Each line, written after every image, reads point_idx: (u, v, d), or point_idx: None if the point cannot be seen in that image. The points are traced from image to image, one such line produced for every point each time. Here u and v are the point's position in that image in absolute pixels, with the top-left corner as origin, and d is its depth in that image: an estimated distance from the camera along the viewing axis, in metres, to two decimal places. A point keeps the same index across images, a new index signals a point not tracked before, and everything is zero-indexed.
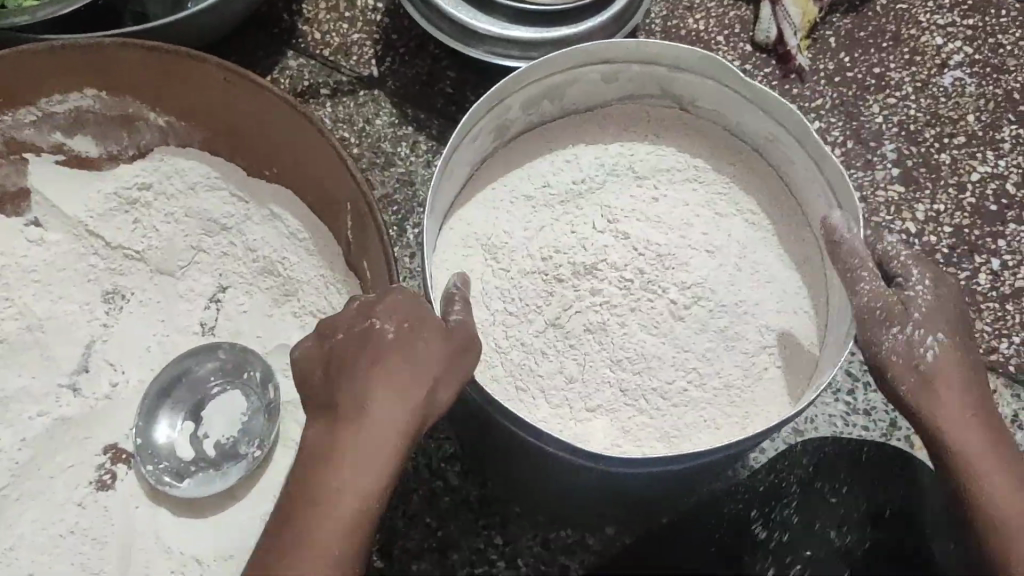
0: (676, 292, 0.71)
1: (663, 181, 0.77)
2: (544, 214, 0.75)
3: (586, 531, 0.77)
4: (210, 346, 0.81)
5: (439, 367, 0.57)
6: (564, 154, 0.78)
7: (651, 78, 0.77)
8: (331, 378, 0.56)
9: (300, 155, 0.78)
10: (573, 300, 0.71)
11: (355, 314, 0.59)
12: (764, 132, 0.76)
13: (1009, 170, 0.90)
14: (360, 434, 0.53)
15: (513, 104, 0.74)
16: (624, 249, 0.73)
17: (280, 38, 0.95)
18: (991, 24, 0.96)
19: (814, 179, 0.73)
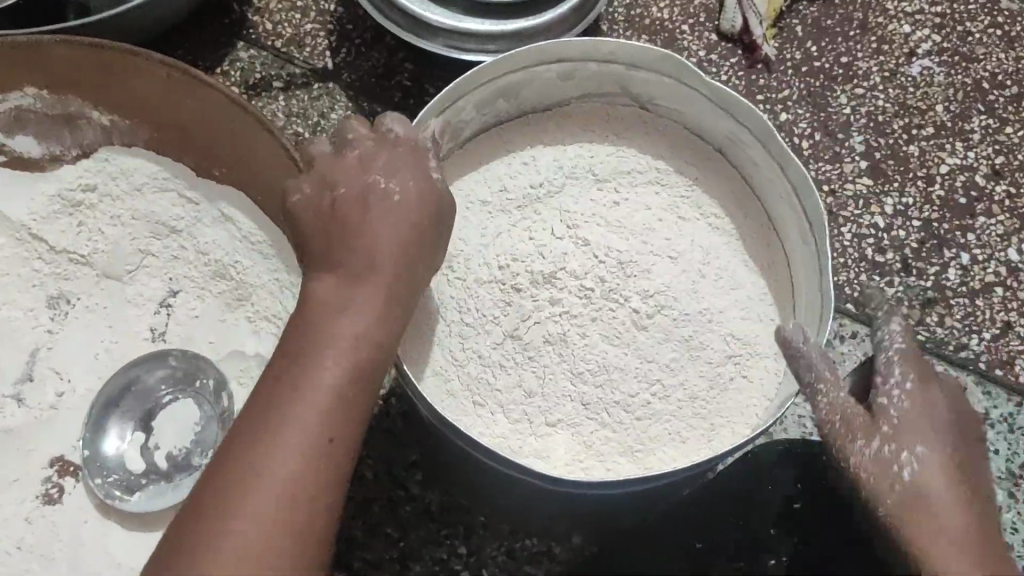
0: (638, 301, 0.69)
1: (624, 184, 0.74)
2: (502, 220, 0.73)
3: (551, 540, 0.75)
4: (160, 354, 0.78)
5: (431, 220, 0.63)
6: (520, 158, 0.76)
7: (609, 76, 0.74)
8: (333, 229, 0.62)
9: (250, 154, 0.74)
10: (532, 310, 0.69)
11: (354, 166, 0.64)
12: (725, 133, 0.74)
13: (978, 161, 0.89)
14: (369, 263, 0.61)
15: (468, 104, 0.72)
16: (583, 256, 0.71)
17: (231, 29, 0.91)
18: (959, 11, 0.93)
19: (777, 181, 0.71)
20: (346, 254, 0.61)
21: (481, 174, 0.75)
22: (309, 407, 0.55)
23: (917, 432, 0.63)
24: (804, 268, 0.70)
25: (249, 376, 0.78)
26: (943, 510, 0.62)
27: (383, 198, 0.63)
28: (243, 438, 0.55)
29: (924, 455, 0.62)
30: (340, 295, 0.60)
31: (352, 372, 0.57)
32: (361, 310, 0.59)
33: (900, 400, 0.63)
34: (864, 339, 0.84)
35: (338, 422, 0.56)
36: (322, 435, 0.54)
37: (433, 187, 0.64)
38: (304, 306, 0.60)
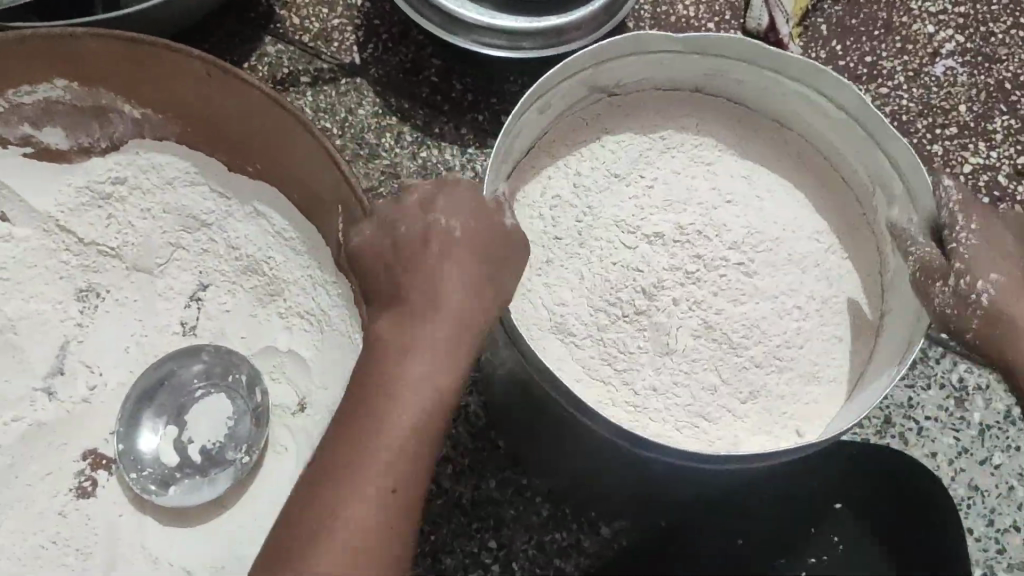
0: (734, 256, 0.72)
1: (648, 169, 0.76)
2: (574, 216, 0.74)
3: (580, 534, 0.76)
4: (194, 349, 0.79)
5: (498, 256, 0.62)
6: (588, 161, 0.76)
7: (581, 85, 0.74)
8: (393, 267, 0.61)
9: (287, 152, 0.74)
10: (665, 322, 0.70)
11: (415, 207, 0.62)
12: (791, 100, 0.76)
13: (1001, 161, 0.90)
14: (432, 306, 0.59)
15: (545, 103, 0.72)
16: (665, 251, 0.72)
17: (258, 24, 0.91)
18: (982, 12, 0.94)
19: (781, 90, 0.75)
20: (410, 297, 0.59)
21: (552, 166, 0.76)
22: (369, 460, 0.55)
23: (991, 259, 0.66)
24: (855, 161, 0.75)
25: (281, 372, 0.79)
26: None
27: (446, 239, 0.60)
28: (314, 496, 0.55)
29: (998, 281, 0.65)
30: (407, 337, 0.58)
31: (416, 416, 0.56)
32: (425, 354, 0.57)
33: (967, 237, 0.66)
34: None
35: (389, 481, 0.55)
36: (380, 488, 0.54)
37: (494, 225, 0.62)
38: (371, 354, 0.59)
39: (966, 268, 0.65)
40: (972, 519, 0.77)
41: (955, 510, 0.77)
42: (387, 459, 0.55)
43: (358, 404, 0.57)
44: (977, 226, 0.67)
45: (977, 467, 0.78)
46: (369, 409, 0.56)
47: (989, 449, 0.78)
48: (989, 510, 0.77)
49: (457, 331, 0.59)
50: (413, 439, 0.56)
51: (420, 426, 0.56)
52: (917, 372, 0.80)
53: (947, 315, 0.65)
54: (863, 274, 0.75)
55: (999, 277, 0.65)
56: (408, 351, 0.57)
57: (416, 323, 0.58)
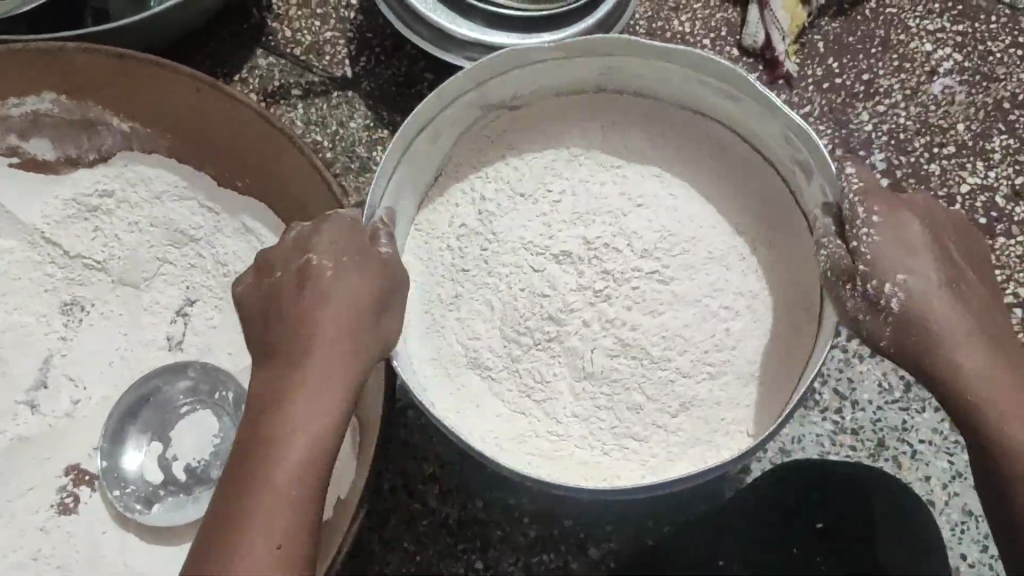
0: (647, 268, 0.68)
1: (557, 182, 0.72)
2: (478, 244, 0.72)
3: (568, 556, 0.75)
4: (180, 365, 0.78)
5: (378, 285, 0.60)
6: (495, 181, 0.73)
7: (467, 109, 0.71)
8: (274, 319, 0.59)
9: (274, 167, 0.74)
10: (578, 344, 0.68)
11: (291, 249, 0.61)
12: (685, 84, 0.70)
13: (999, 181, 0.89)
14: (310, 352, 0.56)
15: (434, 125, 0.69)
16: (577, 264, 0.69)
17: (251, 35, 0.90)
18: (980, 31, 0.93)
19: (679, 83, 0.70)
20: (291, 344, 0.57)
21: (458, 194, 0.74)
22: (261, 514, 0.52)
23: (901, 256, 0.59)
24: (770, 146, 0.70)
25: None
26: (957, 345, 0.58)
27: (319, 277, 0.58)
28: (207, 556, 0.51)
29: (908, 283, 0.59)
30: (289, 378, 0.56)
31: (308, 450, 0.54)
32: (307, 390, 0.55)
33: (870, 234, 0.60)
34: (882, 358, 0.79)
35: (286, 532, 0.52)
36: (270, 540, 0.51)
37: (371, 262, 0.60)
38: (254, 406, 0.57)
39: (872, 271, 0.59)
40: (963, 545, 0.76)
41: (946, 535, 0.76)
42: (275, 511, 0.52)
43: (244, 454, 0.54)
44: (883, 218, 0.60)
45: (971, 492, 0.77)
46: (254, 464, 0.53)
47: None
48: (982, 536, 0.76)
49: (339, 365, 0.56)
50: (311, 470, 0.54)
51: (316, 457, 0.54)
52: (913, 395, 0.78)
53: (852, 317, 0.62)
54: (788, 282, 0.70)
55: (910, 277, 0.59)
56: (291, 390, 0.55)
57: (297, 365, 0.56)
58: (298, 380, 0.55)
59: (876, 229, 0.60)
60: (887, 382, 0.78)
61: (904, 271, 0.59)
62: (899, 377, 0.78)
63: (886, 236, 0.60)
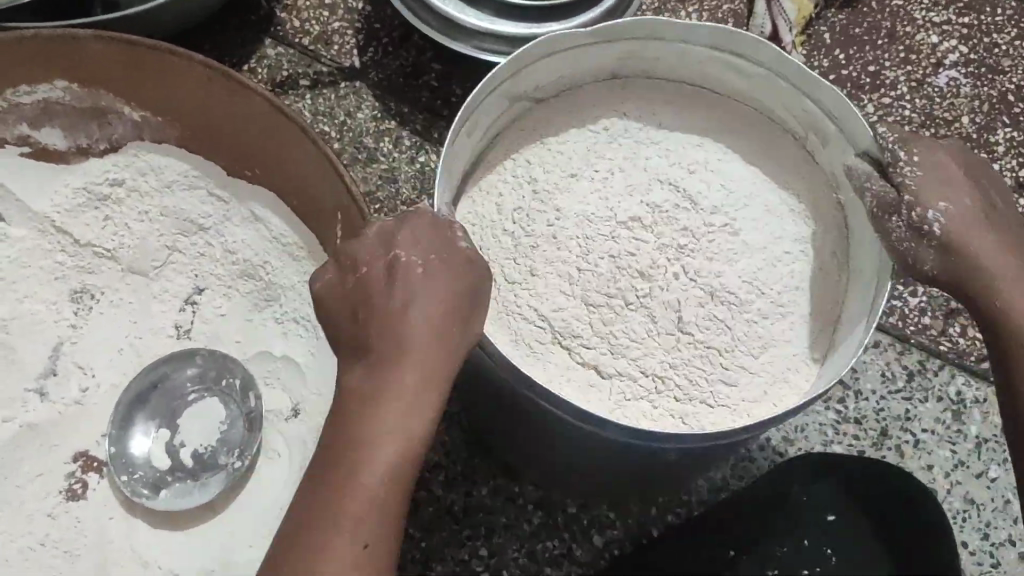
0: (710, 230, 0.68)
1: (617, 156, 0.72)
2: (543, 220, 0.68)
3: (573, 543, 0.75)
4: (187, 352, 0.78)
5: (473, 287, 0.55)
6: (541, 163, 0.71)
7: (502, 99, 0.69)
8: (357, 321, 0.54)
9: (283, 155, 0.74)
10: (662, 300, 0.65)
11: (376, 245, 0.55)
12: (704, 64, 0.72)
13: (1003, 174, 0.89)
14: (398, 363, 0.52)
15: (475, 121, 0.67)
16: (656, 224, 0.68)
17: (259, 26, 0.91)
18: (986, 23, 0.94)
19: (697, 59, 0.71)
20: (376, 352, 0.53)
21: (499, 181, 0.71)
22: (336, 536, 0.49)
23: (935, 184, 0.61)
24: (778, 103, 0.72)
25: (276, 377, 0.78)
26: (985, 267, 0.59)
27: (408, 278, 0.54)
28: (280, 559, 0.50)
29: (947, 209, 0.60)
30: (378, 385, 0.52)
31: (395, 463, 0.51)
32: (399, 400, 0.51)
33: (912, 168, 0.61)
34: (885, 348, 0.80)
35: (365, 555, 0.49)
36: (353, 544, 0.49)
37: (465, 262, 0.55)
38: (340, 412, 0.53)
39: (912, 200, 0.61)
40: (965, 532, 0.76)
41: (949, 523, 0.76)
42: (355, 526, 0.49)
43: (330, 461, 0.51)
44: (921, 156, 0.62)
45: (973, 481, 0.77)
46: (336, 482, 0.50)
47: (985, 463, 0.78)
48: (984, 524, 0.76)
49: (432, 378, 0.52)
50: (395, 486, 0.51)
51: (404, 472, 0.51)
52: (915, 385, 0.79)
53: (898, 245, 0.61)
54: (839, 246, 0.70)
55: (948, 205, 0.60)
56: (385, 399, 0.51)
57: (390, 375, 0.52)
58: (381, 395, 0.52)
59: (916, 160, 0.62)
60: (891, 371, 0.80)
61: (945, 203, 0.60)
62: (902, 366, 0.80)
63: (925, 162, 0.62)
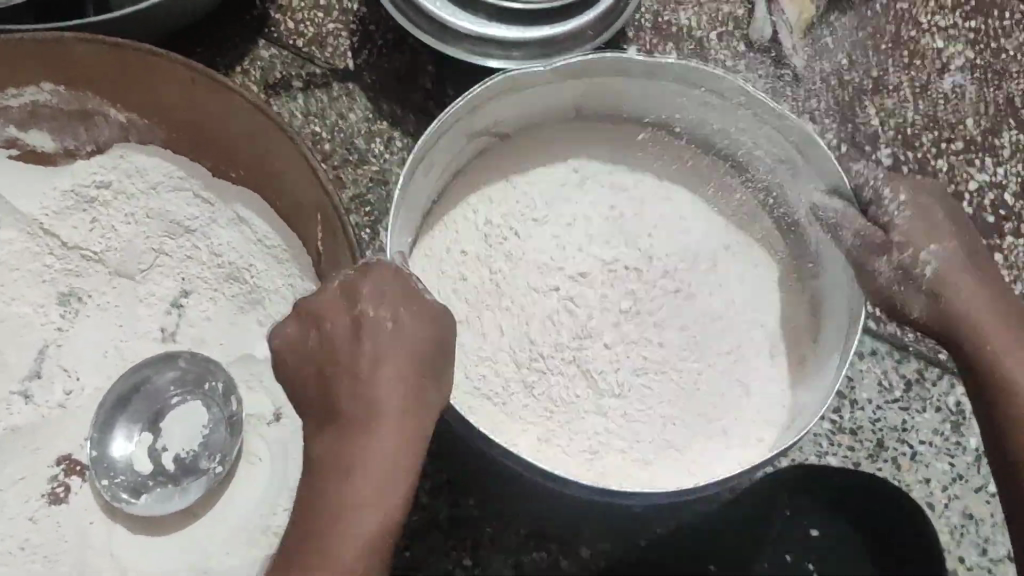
0: (654, 262, 0.69)
1: (574, 196, 0.72)
2: (485, 272, 0.69)
3: (560, 554, 0.73)
4: (170, 355, 0.77)
5: (436, 340, 0.57)
6: (490, 206, 0.71)
7: (460, 133, 0.68)
8: (323, 378, 0.56)
9: (267, 158, 0.74)
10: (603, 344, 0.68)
11: (337, 305, 0.56)
12: (660, 95, 0.71)
13: (1007, 179, 0.87)
14: (372, 425, 0.55)
15: (437, 156, 0.67)
16: (606, 269, 0.69)
17: (251, 27, 0.89)
18: (993, 27, 0.91)
19: (656, 97, 0.71)
20: (349, 412, 0.55)
21: (460, 218, 0.71)
22: None
23: (930, 234, 0.62)
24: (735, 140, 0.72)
25: (260, 379, 0.77)
26: (969, 334, 0.61)
27: (377, 339, 0.56)
28: None
29: (937, 253, 0.61)
30: (355, 443, 0.55)
31: (380, 511, 0.55)
32: (379, 458, 0.54)
33: (900, 212, 0.63)
34: (884, 356, 0.78)
35: None
36: None
37: (430, 318, 0.58)
38: (317, 466, 0.56)
39: (901, 243, 0.62)
40: (963, 546, 0.75)
41: (948, 538, 0.75)
42: None
43: (316, 515, 0.55)
44: (908, 200, 0.63)
45: (973, 495, 0.75)
46: (324, 541, 0.54)
47: (985, 476, 0.76)
48: (983, 539, 0.75)
49: (406, 432, 0.56)
50: (383, 528, 0.54)
51: (391, 514, 0.55)
52: (913, 395, 0.77)
53: (887, 292, 0.63)
54: (778, 289, 0.73)
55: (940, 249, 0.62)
56: (367, 458, 0.54)
57: (370, 433, 0.55)
58: (357, 453, 0.54)
59: (903, 204, 0.63)
60: (888, 381, 0.77)
61: (940, 247, 0.62)
62: (900, 376, 0.77)
63: (920, 207, 0.63)
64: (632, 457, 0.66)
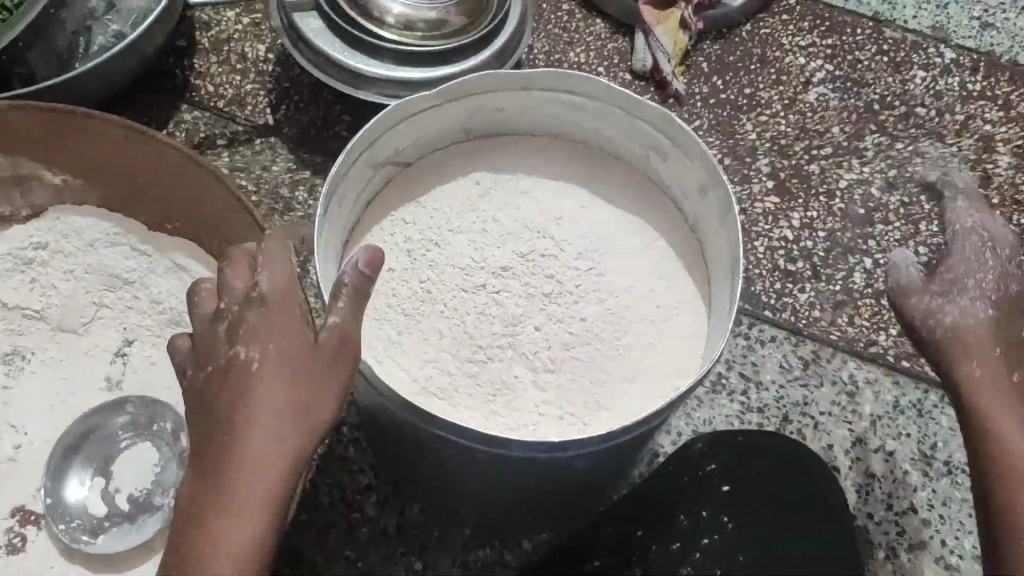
0: (568, 251, 0.71)
1: (487, 205, 0.73)
2: (408, 274, 0.69)
3: (502, 548, 0.78)
4: (118, 401, 0.80)
5: (318, 368, 0.53)
6: (409, 222, 0.72)
7: (372, 160, 0.70)
8: (204, 410, 0.53)
9: (197, 205, 0.79)
10: (526, 320, 0.67)
11: (222, 338, 0.54)
12: (544, 108, 0.73)
13: (873, 175, 0.96)
14: (237, 451, 0.50)
15: (348, 189, 0.68)
16: (525, 262, 0.70)
17: (172, 93, 0.96)
18: (847, 43, 1.03)
19: (558, 111, 0.74)
20: (221, 438, 0.51)
21: (379, 242, 0.71)
22: None
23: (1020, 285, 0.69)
24: (630, 145, 0.74)
25: None
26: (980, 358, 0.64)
27: (248, 368, 0.52)
28: None
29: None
30: (213, 473, 0.51)
31: (249, 541, 0.50)
32: (236, 487, 0.50)
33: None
34: (782, 341, 0.87)
35: None
36: None
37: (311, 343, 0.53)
38: (185, 498, 0.52)
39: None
40: (869, 504, 0.80)
41: (856, 497, 0.81)
42: None
43: (177, 546, 0.51)
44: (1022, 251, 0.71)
45: (872, 456, 0.82)
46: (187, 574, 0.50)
47: (882, 438, 0.83)
48: (886, 495, 0.81)
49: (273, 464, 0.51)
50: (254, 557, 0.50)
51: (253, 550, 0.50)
52: (811, 372, 0.85)
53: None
54: (667, 241, 0.73)
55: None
56: (218, 488, 0.50)
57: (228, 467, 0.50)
58: (225, 479, 0.50)
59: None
60: (787, 362, 0.86)
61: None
62: (798, 357, 0.86)
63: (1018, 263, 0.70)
64: (569, 423, 0.63)
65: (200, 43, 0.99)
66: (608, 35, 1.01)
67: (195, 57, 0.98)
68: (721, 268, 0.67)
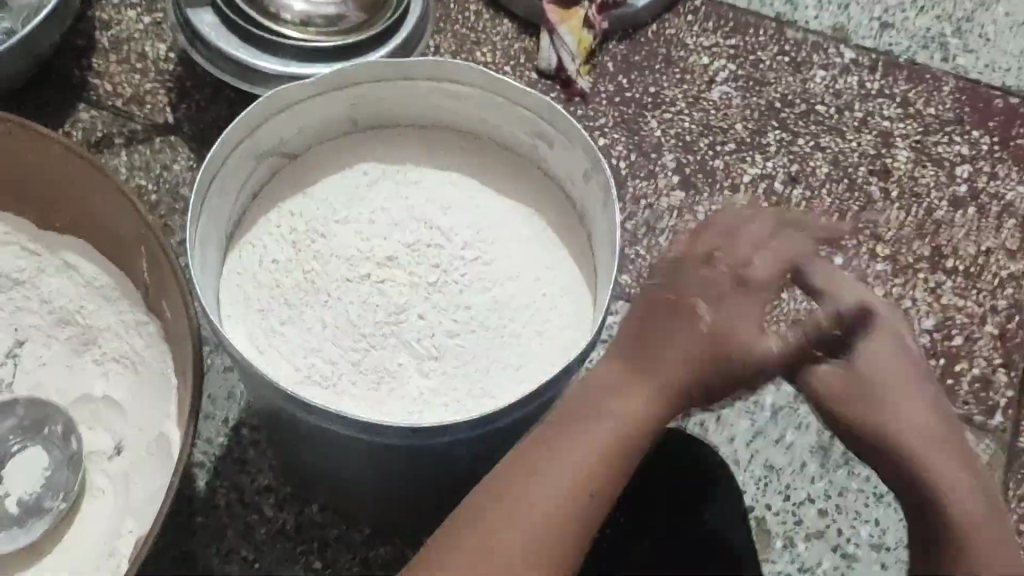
0: (455, 241, 0.70)
1: (376, 198, 0.73)
2: (295, 268, 0.69)
3: (405, 544, 0.77)
4: (7, 404, 0.78)
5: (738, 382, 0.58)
6: (295, 216, 0.72)
7: (255, 150, 0.69)
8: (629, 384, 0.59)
9: (84, 202, 0.78)
10: (412, 311, 0.67)
11: (661, 315, 0.59)
12: (430, 97, 0.74)
13: (776, 171, 0.97)
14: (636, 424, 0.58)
15: (229, 179, 0.67)
16: (413, 255, 0.70)
17: (70, 93, 0.94)
18: (750, 43, 1.04)
19: (443, 100, 0.74)
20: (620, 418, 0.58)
21: (265, 234, 0.71)
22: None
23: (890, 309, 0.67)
24: (517, 134, 0.74)
25: (99, 417, 0.78)
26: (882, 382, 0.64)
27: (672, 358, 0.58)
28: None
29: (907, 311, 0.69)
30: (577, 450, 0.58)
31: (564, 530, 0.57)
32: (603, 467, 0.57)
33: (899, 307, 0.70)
34: None
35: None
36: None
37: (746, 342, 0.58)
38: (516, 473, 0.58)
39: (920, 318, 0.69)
40: (768, 495, 0.82)
41: (754, 488, 0.82)
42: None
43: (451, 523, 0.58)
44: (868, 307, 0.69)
45: (773, 445, 0.83)
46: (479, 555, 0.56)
47: (782, 428, 0.84)
48: (785, 486, 0.82)
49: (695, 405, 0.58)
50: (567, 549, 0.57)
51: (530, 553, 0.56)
52: None
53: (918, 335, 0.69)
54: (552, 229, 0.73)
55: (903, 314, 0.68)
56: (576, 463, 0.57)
57: (602, 409, 0.59)
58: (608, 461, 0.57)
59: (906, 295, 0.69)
60: None
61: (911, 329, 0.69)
62: None
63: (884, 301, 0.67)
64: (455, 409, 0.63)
65: (99, 42, 0.97)
66: (515, 34, 1.01)
67: (94, 56, 0.96)
68: (603, 253, 0.67)
